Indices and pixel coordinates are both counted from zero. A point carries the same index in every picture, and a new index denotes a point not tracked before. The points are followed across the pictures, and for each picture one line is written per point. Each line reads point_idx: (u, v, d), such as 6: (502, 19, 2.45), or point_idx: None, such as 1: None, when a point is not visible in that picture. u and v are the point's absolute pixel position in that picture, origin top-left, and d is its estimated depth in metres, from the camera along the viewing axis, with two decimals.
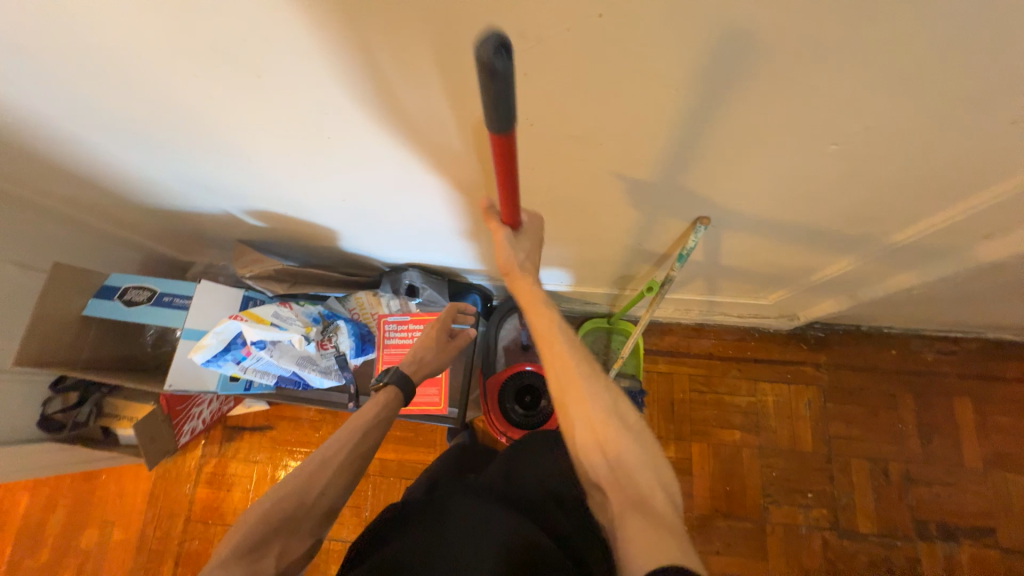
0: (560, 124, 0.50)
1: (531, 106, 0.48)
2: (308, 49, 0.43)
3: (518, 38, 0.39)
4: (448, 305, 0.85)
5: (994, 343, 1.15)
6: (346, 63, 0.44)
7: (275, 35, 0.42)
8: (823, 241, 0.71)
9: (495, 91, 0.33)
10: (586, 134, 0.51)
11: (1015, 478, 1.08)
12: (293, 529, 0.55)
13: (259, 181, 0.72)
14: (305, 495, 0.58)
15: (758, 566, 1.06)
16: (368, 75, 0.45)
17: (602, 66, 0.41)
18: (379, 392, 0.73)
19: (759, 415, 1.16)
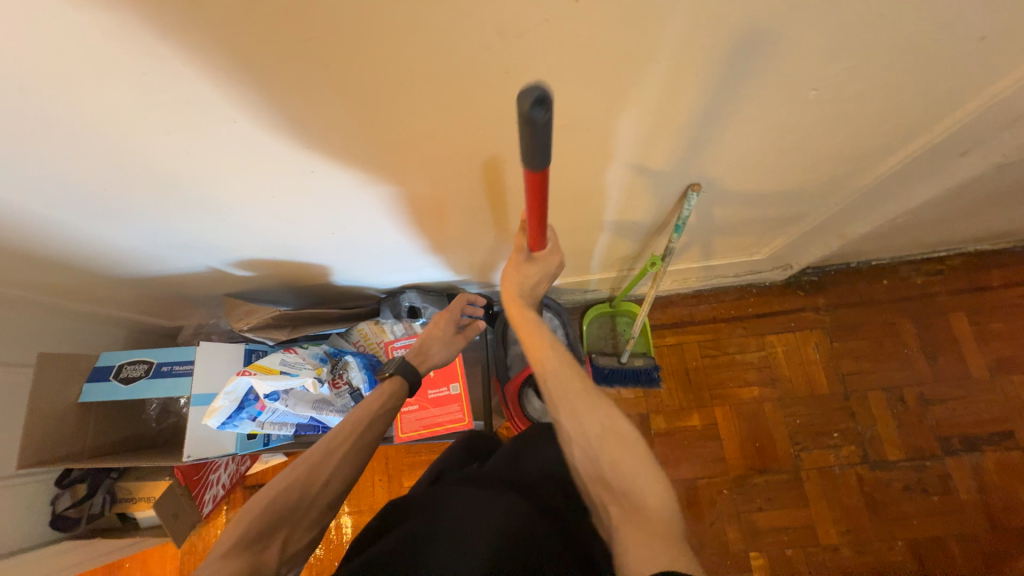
0: None
1: (510, 104, 0.47)
2: (277, 78, 0.42)
3: (495, 36, 0.38)
4: (457, 296, 0.84)
5: (978, 255, 1.19)
6: (318, 85, 0.43)
7: (242, 67, 0.41)
8: (809, 189, 0.71)
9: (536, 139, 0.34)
10: (569, 122, 0.50)
11: (1021, 380, 1.11)
12: (296, 519, 0.55)
13: (236, 231, 0.69)
14: (305, 493, 0.57)
15: (801, 513, 1.08)
16: (342, 92, 0.44)
17: (580, 50, 0.41)
18: (387, 381, 0.71)
19: (772, 368, 1.17)
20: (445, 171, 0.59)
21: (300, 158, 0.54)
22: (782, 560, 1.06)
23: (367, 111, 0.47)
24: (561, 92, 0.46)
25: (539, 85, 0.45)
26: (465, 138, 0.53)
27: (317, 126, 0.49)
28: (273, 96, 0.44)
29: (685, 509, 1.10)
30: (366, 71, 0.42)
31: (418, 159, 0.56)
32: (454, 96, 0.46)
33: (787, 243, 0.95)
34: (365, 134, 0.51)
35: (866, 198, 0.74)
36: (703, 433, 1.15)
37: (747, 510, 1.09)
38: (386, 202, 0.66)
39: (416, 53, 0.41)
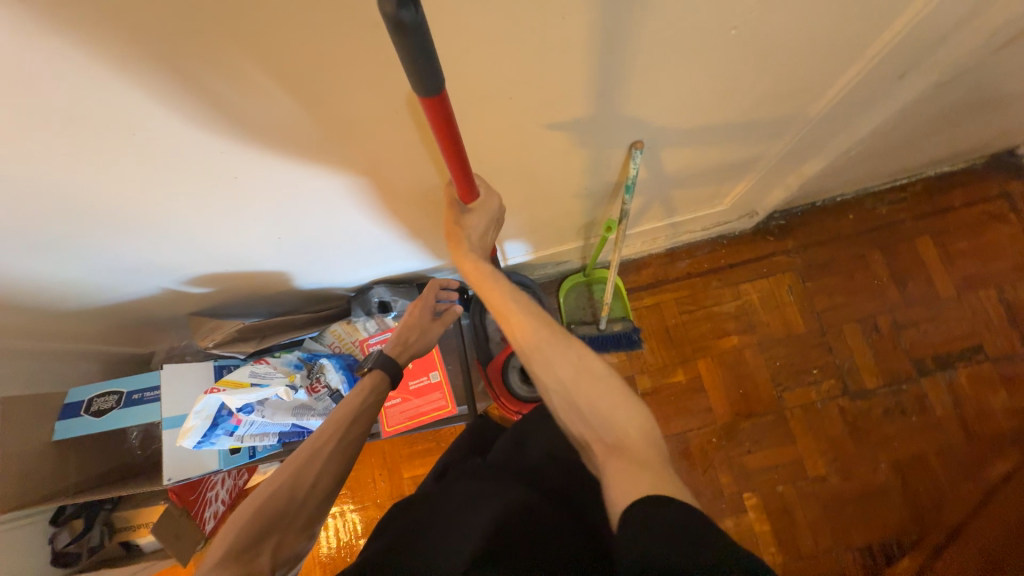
0: (460, 88, 0.48)
1: None
2: (168, 78, 0.40)
3: None
4: (428, 282, 0.79)
5: (938, 177, 1.20)
6: (214, 79, 0.41)
7: (128, 70, 0.39)
8: (756, 131, 0.71)
9: (411, 46, 0.31)
10: (490, 90, 0.49)
11: (987, 294, 1.14)
12: (287, 524, 0.54)
13: (180, 249, 0.67)
14: (292, 499, 0.55)
15: (789, 450, 1.12)
16: (243, 83, 0.42)
17: (478, 11, 0.39)
18: (366, 376, 0.69)
19: (749, 315, 1.19)
20: (381, 157, 0.58)
21: (226, 161, 0.52)
22: (775, 496, 1.10)
23: (280, 101, 0.45)
24: (476, 57, 0.44)
25: (451, 52, 0.43)
26: (390, 120, 0.51)
27: (233, 125, 0.47)
28: (177, 97, 0.42)
29: (678, 461, 1.13)
30: (268, 59, 0.41)
31: (348, 148, 0.55)
32: (367, 76, 0.44)
33: (746, 189, 0.95)
34: (287, 128, 0.49)
35: (815, 133, 0.73)
36: (689, 387, 1.17)
37: (738, 453, 1.12)
38: (328, 198, 0.64)
39: (314, 34, 0.39)
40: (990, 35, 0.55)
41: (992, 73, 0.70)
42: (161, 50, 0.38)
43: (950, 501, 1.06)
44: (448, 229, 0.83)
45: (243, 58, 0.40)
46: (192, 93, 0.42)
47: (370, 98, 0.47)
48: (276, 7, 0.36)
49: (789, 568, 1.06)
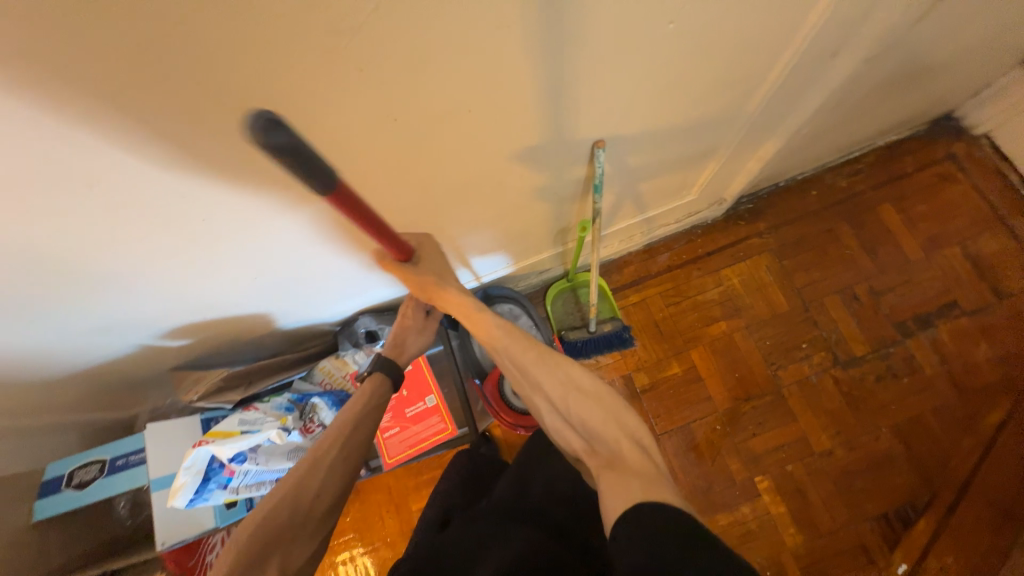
0: (419, 106, 0.49)
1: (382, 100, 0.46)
2: (126, 126, 0.40)
3: (331, 35, 0.38)
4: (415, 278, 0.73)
5: (889, 147, 1.26)
6: (175, 124, 0.42)
7: (84, 123, 0.39)
8: (709, 120, 0.74)
9: (290, 163, 0.34)
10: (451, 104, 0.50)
11: (952, 251, 1.18)
12: (292, 535, 0.53)
13: (154, 300, 0.66)
14: (297, 505, 0.54)
15: (793, 428, 1.12)
16: (205, 124, 0.43)
17: (427, 30, 0.41)
18: (364, 382, 0.67)
19: (734, 300, 1.21)
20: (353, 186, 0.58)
21: (199, 208, 0.52)
22: (785, 476, 1.10)
23: (251, 142, 0.46)
24: (434, 80, 0.46)
25: (410, 75, 0.45)
26: (355, 148, 0.51)
27: (203, 170, 0.48)
28: (144, 149, 0.43)
29: (686, 454, 1.12)
30: (233, 99, 0.41)
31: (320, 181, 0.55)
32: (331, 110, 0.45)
33: (710, 179, 0.99)
34: (257, 168, 0.50)
35: (764, 117, 0.77)
36: (686, 379, 1.18)
37: (743, 438, 1.13)
38: (304, 232, 0.64)
39: (278, 76, 0.40)
40: (904, 8, 0.60)
41: (918, 43, 0.75)
42: (114, 100, 0.38)
43: (952, 457, 1.07)
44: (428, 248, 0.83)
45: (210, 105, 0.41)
46: (160, 143, 0.43)
47: (334, 131, 0.48)
48: (239, 46, 0.37)
49: (809, 547, 1.05)
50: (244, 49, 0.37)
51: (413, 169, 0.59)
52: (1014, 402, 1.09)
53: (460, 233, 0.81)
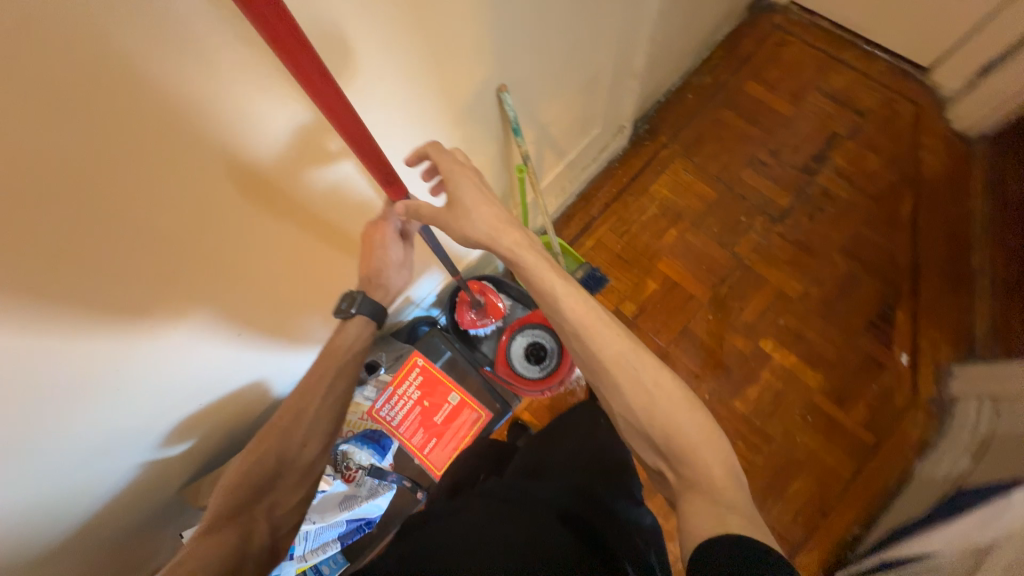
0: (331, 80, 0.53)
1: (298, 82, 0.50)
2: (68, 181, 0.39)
3: (240, 22, 0.42)
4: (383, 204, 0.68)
5: (727, 38, 1.46)
6: (114, 164, 0.41)
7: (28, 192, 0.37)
8: (577, 43, 0.84)
9: None
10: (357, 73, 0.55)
11: (813, 96, 1.38)
12: (276, 485, 0.62)
13: (143, 399, 0.61)
14: (278, 457, 0.62)
15: (768, 287, 1.23)
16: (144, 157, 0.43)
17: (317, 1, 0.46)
18: (349, 322, 0.68)
19: (671, 206, 1.32)
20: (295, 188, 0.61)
21: (158, 262, 0.51)
22: (782, 331, 1.19)
23: (187, 167, 0.47)
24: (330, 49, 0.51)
25: (316, 52, 0.49)
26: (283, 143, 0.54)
27: (153, 216, 0.47)
28: (95, 211, 0.43)
29: (697, 353, 1.20)
30: (163, 120, 0.42)
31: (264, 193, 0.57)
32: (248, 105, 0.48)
33: (602, 106, 1.10)
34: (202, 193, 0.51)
35: (614, 28, 0.90)
36: (666, 289, 1.25)
37: (735, 314, 1.22)
38: (266, 260, 0.64)
39: (196, 84, 0.43)
40: None
41: None
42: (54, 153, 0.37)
43: (894, 253, 1.23)
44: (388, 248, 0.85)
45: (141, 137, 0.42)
46: (105, 196, 0.43)
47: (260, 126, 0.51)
48: (155, 60, 0.39)
49: (830, 379, 1.15)
50: (161, 66, 0.39)
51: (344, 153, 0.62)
52: (913, 189, 1.28)
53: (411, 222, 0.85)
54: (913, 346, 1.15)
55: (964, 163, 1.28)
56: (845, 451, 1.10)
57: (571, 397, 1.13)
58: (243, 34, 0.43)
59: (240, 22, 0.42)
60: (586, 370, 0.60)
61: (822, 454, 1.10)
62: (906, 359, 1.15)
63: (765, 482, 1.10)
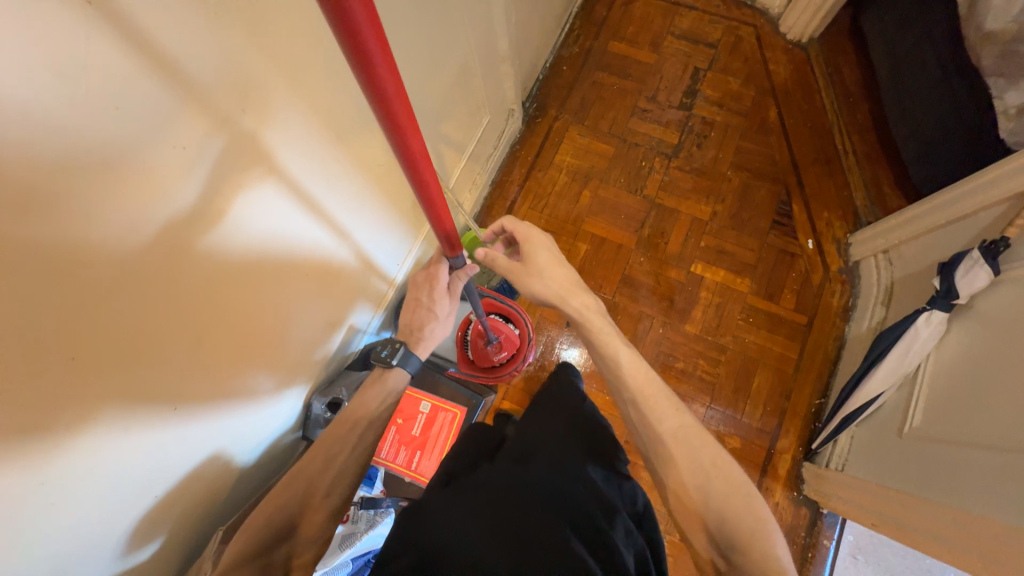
0: (190, 123, 0.52)
1: (155, 132, 0.49)
2: None
3: (65, 82, 0.40)
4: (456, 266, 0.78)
5: (582, 7, 1.56)
6: None
7: None
8: (436, 39, 0.87)
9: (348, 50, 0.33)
10: (217, 109, 0.55)
11: (669, 40, 1.51)
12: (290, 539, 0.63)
13: (89, 509, 0.56)
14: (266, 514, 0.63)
15: (683, 216, 1.33)
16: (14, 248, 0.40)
17: (148, 45, 0.45)
18: (389, 373, 0.78)
19: (578, 170, 1.39)
20: (232, 240, 0.64)
21: (101, 346, 0.51)
22: (706, 251, 1.30)
23: (86, 245, 0.46)
24: (199, 99, 0.52)
25: (164, 98, 0.49)
26: (165, 198, 0.53)
27: (59, 308, 0.45)
28: None
29: (641, 294, 1.27)
30: (25, 204, 0.40)
31: (197, 252, 0.59)
32: (157, 168, 0.51)
33: (484, 94, 1.14)
34: (136, 264, 0.52)
35: (467, 18, 0.93)
36: (596, 246, 1.32)
37: (662, 249, 1.31)
38: (215, 317, 0.66)
39: (60, 155, 0.41)
40: None
41: None
42: None
43: (775, 156, 1.37)
44: (336, 275, 0.90)
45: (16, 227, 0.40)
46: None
47: (131, 184, 0.49)
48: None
49: (757, 281, 1.26)
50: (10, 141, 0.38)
51: (254, 196, 0.65)
52: (773, 98, 1.43)
53: (346, 248, 0.90)
54: (813, 231, 1.29)
55: (805, 65, 1.45)
56: (788, 338, 1.21)
57: (540, 372, 1.17)
58: (82, 91, 0.41)
59: (68, 81, 0.40)
60: None
61: (770, 348, 1.21)
62: (811, 244, 1.28)
63: (732, 388, 1.19)
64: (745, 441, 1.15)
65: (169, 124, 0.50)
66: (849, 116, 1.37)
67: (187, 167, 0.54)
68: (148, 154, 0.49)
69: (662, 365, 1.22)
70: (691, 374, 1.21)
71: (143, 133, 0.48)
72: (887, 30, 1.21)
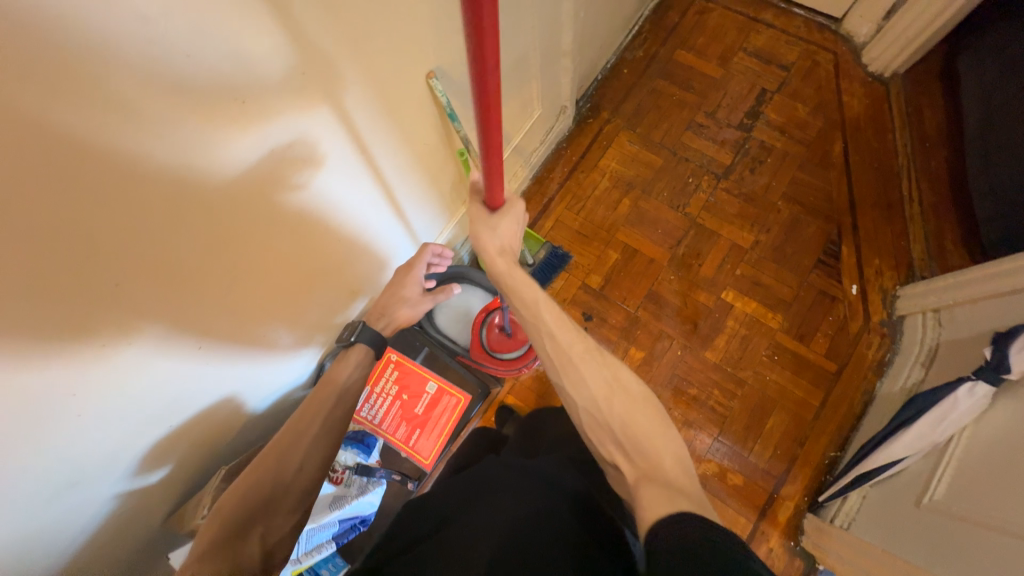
0: (256, 81, 0.53)
1: (222, 84, 0.50)
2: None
3: (146, 22, 0.41)
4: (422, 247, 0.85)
5: (654, 11, 1.51)
6: (38, 183, 0.41)
7: None
8: (500, 27, 0.87)
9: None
10: (283, 70, 0.56)
11: (739, 57, 1.45)
12: (272, 511, 0.62)
13: (109, 423, 0.60)
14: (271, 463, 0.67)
15: (721, 241, 1.29)
16: (69, 171, 0.42)
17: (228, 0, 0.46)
18: (352, 352, 0.76)
19: (622, 178, 1.36)
20: (292, 196, 0.68)
21: (154, 265, 0.55)
22: (740, 280, 1.25)
23: (140, 180, 0.48)
24: (284, 63, 0.55)
25: (236, 53, 0.50)
26: (222, 149, 0.54)
27: (109, 232, 0.48)
28: (40, 223, 0.42)
29: (665, 312, 1.24)
30: (89, 132, 0.42)
31: (257, 200, 0.63)
32: (242, 112, 0.54)
33: (539, 87, 1.12)
34: (204, 200, 0.56)
35: (533, 8, 0.92)
36: (627, 256, 1.29)
37: (694, 271, 1.27)
38: (264, 263, 0.71)
39: (127, 90, 0.43)
40: None
41: None
42: None
43: (832, 193, 1.30)
44: (367, 246, 0.91)
45: (74, 151, 0.42)
46: (46, 211, 0.42)
47: (192, 131, 0.50)
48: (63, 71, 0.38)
49: (789, 319, 1.21)
50: (83, 73, 0.40)
51: (310, 164, 0.67)
52: (841, 132, 1.36)
53: (389, 218, 0.92)
54: (860, 277, 1.22)
55: (883, 102, 1.37)
56: (812, 384, 1.16)
57: None
58: (162, 34, 0.43)
59: (149, 22, 0.41)
60: (547, 330, 0.63)
61: (791, 391, 1.16)
62: (855, 290, 1.22)
63: (744, 423, 1.15)
64: (747, 479, 1.12)
65: (259, 76, 0.54)
66: (922, 161, 1.28)
67: (270, 118, 0.58)
68: (212, 104, 0.51)
69: (675, 387, 1.19)
70: (702, 402, 1.17)
71: (235, 82, 0.51)
72: (985, 77, 1.12)
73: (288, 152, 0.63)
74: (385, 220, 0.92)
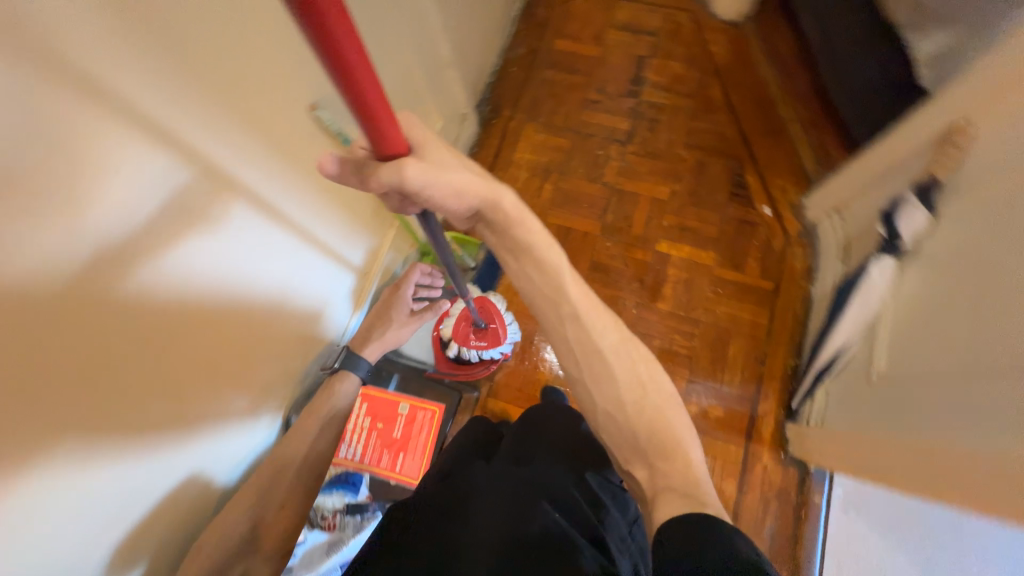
0: (116, 151, 0.52)
1: (78, 161, 0.48)
2: None
3: None
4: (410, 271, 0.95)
5: (524, 10, 1.61)
6: None
7: None
8: (372, 51, 0.89)
9: None
10: (144, 134, 0.54)
11: (611, 33, 1.56)
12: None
13: (53, 543, 0.56)
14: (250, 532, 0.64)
15: (642, 200, 1.36)
16: None
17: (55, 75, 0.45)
18: (336, 383, 0.86)
19: (537, 166, 1.42)
20: (195, 258, 0.65)
21: (57, 363, 0.52)
22: (669, 230, 1.33)
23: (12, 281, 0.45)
24: (142, 127, 0.54)
25: (84, 127, 0.48)
26: (99, 227, 0.52)
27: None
28: None
29: (611, 278, 1.30)
30: None
31: (156, 270, 0.60)
32: (110, 185, 0.52)
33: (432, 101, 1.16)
34: (99, 278, 0.54)
35: (400, 28, 0.95)
36: (562, 236, 1.34)
37: (626, 233, 1.33)
38: (187, 333, 0.68)
39: None
40: None
41: None
42: None
43: (725, 133, 1.41)
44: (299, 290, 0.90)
45: None
46: None
47: (57, 216, 0.48)
48: None
49: (721, 253, 1.29)
50: None
51: (206, 221, 0.65)
52: (717, 77, 1.48)
53: (311, 247, 0.89)
54: (768, 199, 1.33)
55: (744, 43, 1.51)
56: (756, 306, 1.24)
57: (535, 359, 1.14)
58: None
59: None
60: None
61: (741, 317, 1.24)
62: (768, 212, 1.32)
63: (709, 359, 1.21)
64: (725, 408, 1.17)
65: (100, 128, 0.50)
66: (790, 86, 1.42)
67: (144, 184, 0.56)
68: (72, 184, 0.48)
69: (638, 345, 1.24)
70: (667, 351, 1.23)
71: (86, 143, 0.49)
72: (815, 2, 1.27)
73: (177, 214, 0.61)
74: (308, 253, 0.90)
